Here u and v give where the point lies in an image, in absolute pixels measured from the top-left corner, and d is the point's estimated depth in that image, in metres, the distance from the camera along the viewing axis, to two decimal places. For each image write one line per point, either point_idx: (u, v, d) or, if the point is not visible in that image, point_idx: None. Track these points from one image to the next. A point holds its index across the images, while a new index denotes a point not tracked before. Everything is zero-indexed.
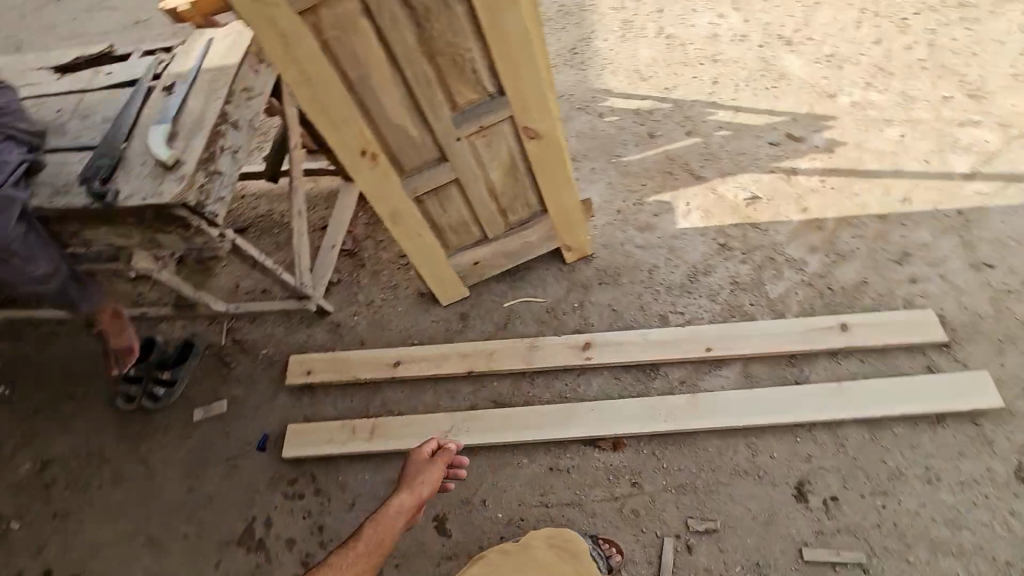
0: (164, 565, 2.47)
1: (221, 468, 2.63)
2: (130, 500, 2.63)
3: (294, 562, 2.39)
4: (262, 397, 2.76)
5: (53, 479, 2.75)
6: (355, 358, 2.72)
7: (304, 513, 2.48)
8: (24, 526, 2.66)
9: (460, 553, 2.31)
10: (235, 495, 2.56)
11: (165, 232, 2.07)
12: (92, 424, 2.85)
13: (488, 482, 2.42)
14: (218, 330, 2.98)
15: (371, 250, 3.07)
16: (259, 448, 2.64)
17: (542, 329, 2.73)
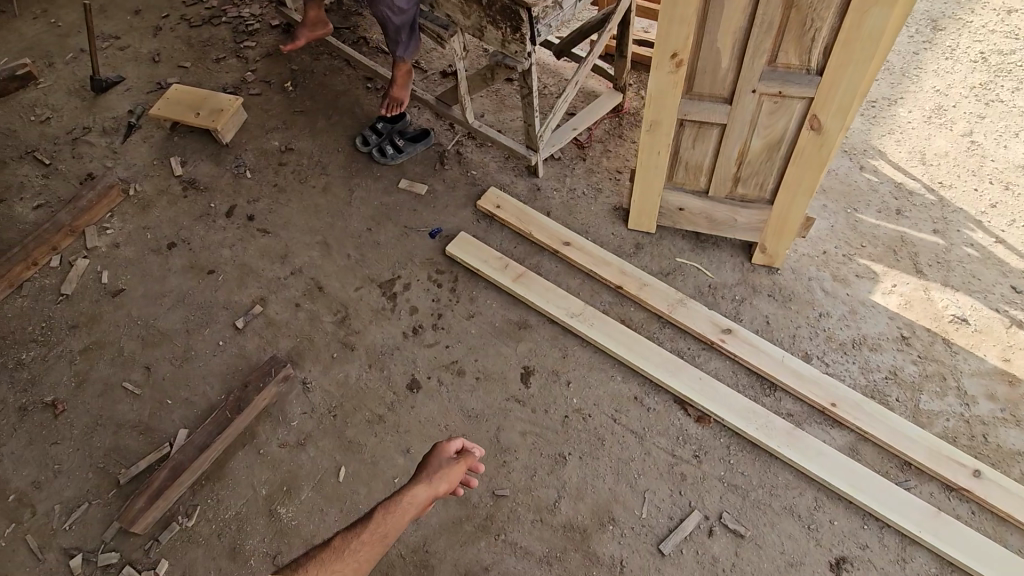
0: (323, 264, 3.02)
1: (396, 229, 3.12)
2: (325, 209, 3.22)
3: (406, 323, 2.82)
4: (453, 202, 3.19)
5: (287, 162, 3.42)
6: (538, 219, 3.04)
7: (433, 297, 2.88)
8: (253, 179, 3.36)
9: (526, 403, 2.59)
10: (394, 253, 3.04)
11: (495, 26, 2.46)
12: (330, 144, 3.47)
13: (580, 372, 2.65)
14: (450, 137, 3.45)
15: (597, 152, 3.35)
16: (430, 234, 3.08)
17: (692, 291, 2.86)
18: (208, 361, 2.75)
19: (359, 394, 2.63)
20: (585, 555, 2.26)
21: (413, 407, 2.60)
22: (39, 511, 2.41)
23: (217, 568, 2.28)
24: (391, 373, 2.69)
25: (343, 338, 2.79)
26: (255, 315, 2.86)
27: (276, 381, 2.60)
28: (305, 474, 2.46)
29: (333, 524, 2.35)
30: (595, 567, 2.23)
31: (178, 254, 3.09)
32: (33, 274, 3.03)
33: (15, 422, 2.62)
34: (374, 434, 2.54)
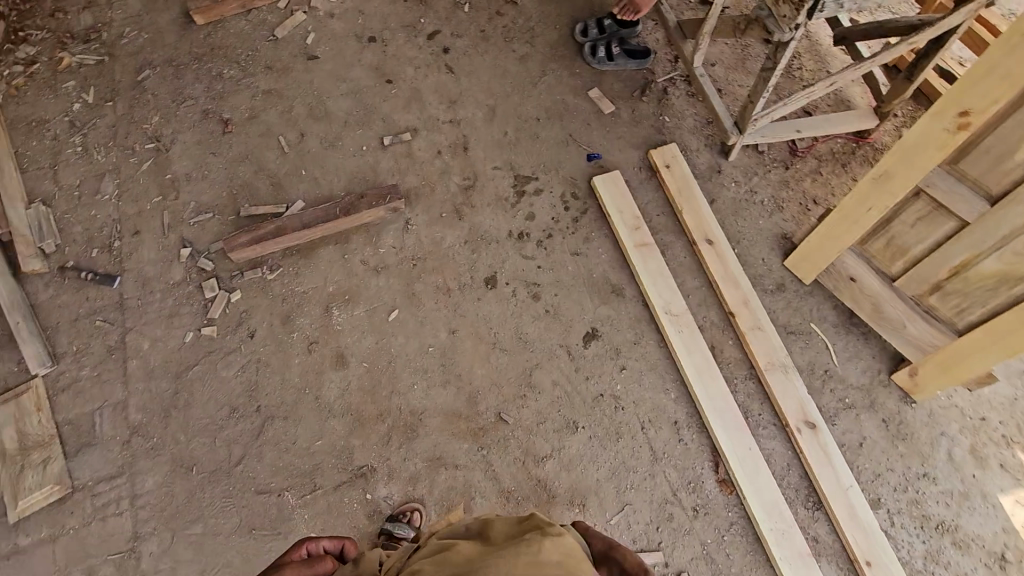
0: (480, 129, 2.99)
1: (561, 133, 2.97)
2: (511, 78, 3.11)
3: (517, 224, 2.78)
4: (628, 137, 2.95)
5: (505, 13, 3.28)
6: (695, 203, 2.74)
7: (553, 216, 2.79)
8: (467, 15, 3.28)
9: (574, 359, 2.54)
10: (546, 154, 2.92)
11: None
12: (553, 16, 3.26)
13: (639, 366, 2.52)
14: (667, 70, 3.10)
15: (806, 169, 2.86)
16: (587, 156, 2.90)
17: (804, 364, 2.51)
18: (347, 158, 2.94)
19: (443, 260, 2.72)
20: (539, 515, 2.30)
21: (478, 299, 2.65)
22: (180, 197, 2.87)
23: (270, 324, 2.62)
24: (479, 259, 2.72)
25: (459, 205, 2.83)
26: (402, 141, 2.96)
27: (385, 208, 2.75)
28: (366, 296, 2.67)
29: (366, 349, 2.58)
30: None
31: (372, 50, 3.20)
32: (262, 5, 3.31)
33: (196, 119, 3.04)
34: (436, 300, 2.65)
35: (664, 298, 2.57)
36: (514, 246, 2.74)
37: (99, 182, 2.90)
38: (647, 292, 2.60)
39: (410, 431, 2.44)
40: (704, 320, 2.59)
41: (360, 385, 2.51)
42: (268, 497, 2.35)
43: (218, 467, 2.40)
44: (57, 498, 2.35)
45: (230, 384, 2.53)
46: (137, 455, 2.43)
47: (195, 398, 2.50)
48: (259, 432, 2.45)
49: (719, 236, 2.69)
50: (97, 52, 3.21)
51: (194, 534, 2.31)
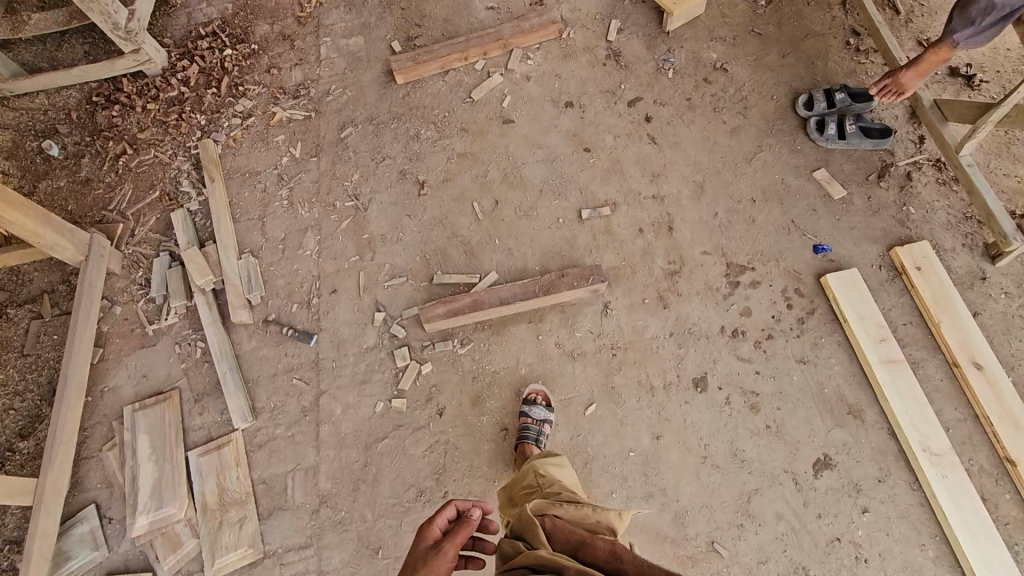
0: (686, 207, 2.75)
1: (781, 217, 2.66)
2: (721, 153, 2.85)
3: (730, 320, 2.49)
4: (863, 228, 2.58)
5: (713, 81, 3.04)
6: (959, 320, 2.32)
7: (773, 314, 2.48)
8: (671, 82, 3.07)
9: (803, 490, 2.19)
10: (764, 242, 2.62)
11: None
12: (768, 86, 2.98)
13: (887, 511, 2.13)
14: (909, 152, 2.70)
15: None
16: (814, 248, 2.57)
17: None
18: (542, 229, 2.82)
19: (645, 352, 2.49)
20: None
21: (685, 402, 2.38)
22: (375, 258, 2.87)
23: (460, 403, 2.52)
24: (686, 356, 2.45)
25: (663, 291, 2.59)
26: (600, 215, 2.79)
27: (587, 289, 2.57)
28: (561, 384, 2.48)
29: (559, 444, 2.38)
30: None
31: (569, 116, 3.08)
32: (459, 66, 3.31)
33: (393, 179, 3.06)
34: (637, 398, 2.41)
35: (922, 432, 2.18)
36: (727, 345, 2.45)
37: (302, 236, 2.97)
38: (900, 421, 2.21)
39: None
40: (971, 463, 2.16)
41: None
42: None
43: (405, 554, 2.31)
44: (250, 561, 2.35)
45: (417, 462, 2.44)
46: (325, 525, 2.39)
47: (384, 475, 2.44)
48: None
49: (991, 359, 2.25)
50: (304, 108, 3.33)
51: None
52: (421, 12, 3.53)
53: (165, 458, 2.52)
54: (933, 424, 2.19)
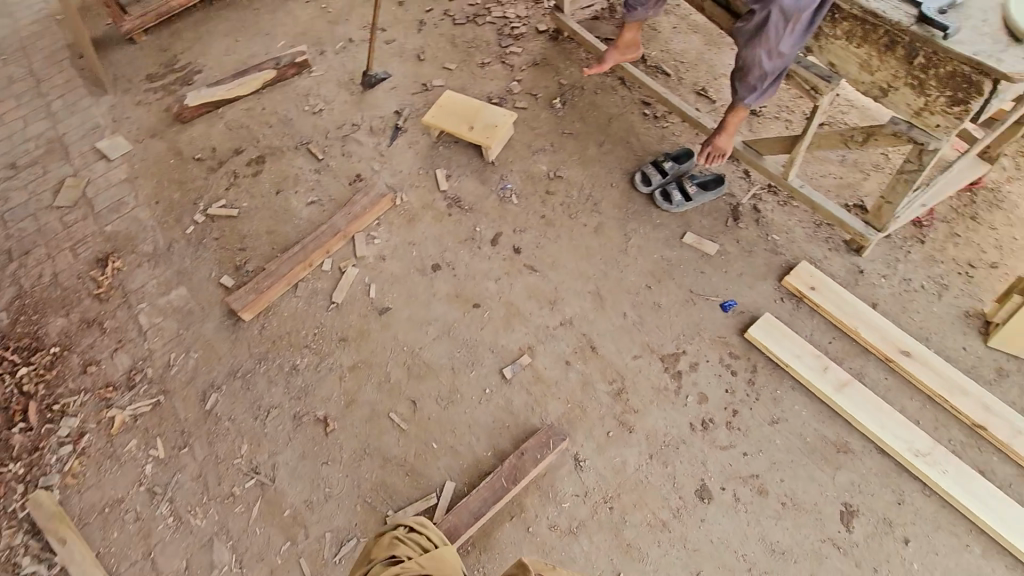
0: (596, 321, 2.71)
1: (680, 292, 2.72)
2: (598, 254, 2.88)
3: (694, 414, 2.44)
4: (749, 271, 2.73)
5: (556, 191, 3.11)
6: (868, 318, 2.50)
7: (726, 387, 2.48)
8: (519, 206, 3.09)
9: (849, 551, 2.14)
10: (679, 322, 2.65)
11: (923, 88, 1.94)
12: (604, 177, 3.11)
13: (922, 529, 2.15)
14: (745, 188, 2.95)
15: (941, 235, 2.68)
16: (722, 307, 2.65)
17: None
18: (474, 408, 2.59)
19: (638, 489, 2.32)
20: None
21: (702, 521, 2.25)
22: (310, 534, 2.40)
23: None
24: (677, 472, 2.34)
25: (620, 415, 2.48)
26: (523, 367, 2.64)
27: (553, 454, 2.38)
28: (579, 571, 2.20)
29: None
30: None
31: (443, 279, 2.93)
32: (307, 275, 3.03)
33: (290, 429, 2.64)
34: (657, 542, 2.22)
35: (904, 438, 2.26)
36: (705, 440, 2.38)
37: (210, 553, 2.40)
38: (882, 438, 2.28)
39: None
40: (953, 443, 2.27)
41: None
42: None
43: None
44: None
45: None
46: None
47: None
48: None
49: (911, 341, 2.43)
50: (148, 395, 2.78)
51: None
52: (238, 235, 3.21)
53: None
54: (906, 426, 2.29)
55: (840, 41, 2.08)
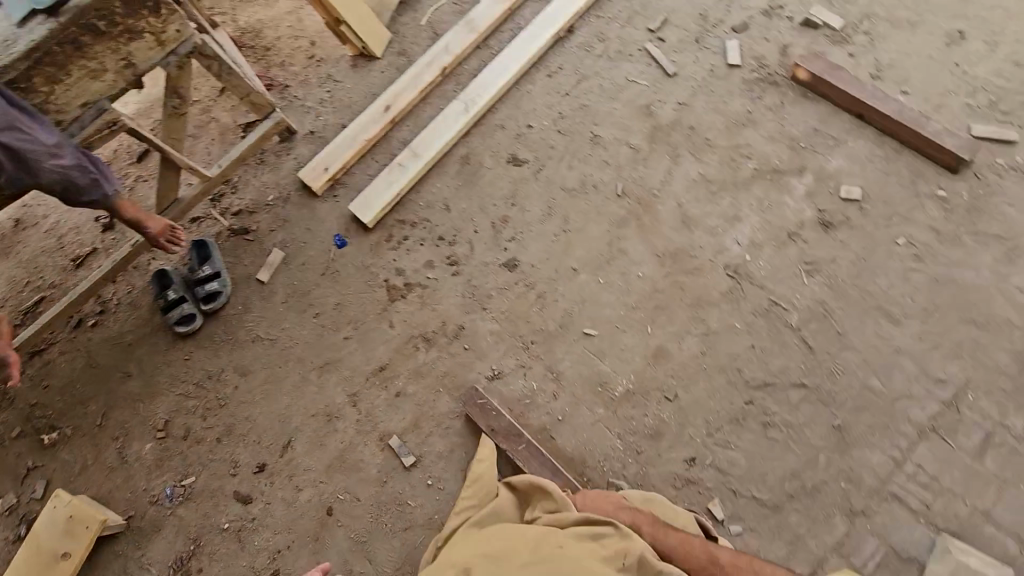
0: (354, 362, 2.48)
1: (323, 281, 2.63)
2: (276, 365, 2.53)
3: (444, 270, 2.56)
4: (304, 219, 2.74)
5: (184, 425, 2.49)
6: (355, 131, 2.81)
7: (420, 243, 2.62)
8: (198, 471, 2.42)
9: (545, 160, 2.68)
10: (354, 282, 2.60)
11: (138, 36, 2.13)
12: (174, 366, 2.59)
13: (520, 113, 2.78)
14: (212, 221, 2.80)
15: (283, 72, 3.06)
16: (340, 246, 2.66)
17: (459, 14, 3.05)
18: (449, 498, 2.25)
19: (515, 317, 2.45)
20: (688, 118, 2.66)
21: (534, 266, 2.51)
22: None
23: (680, 448, 2.21)
24: (496, 284, 2.51)
25: (448, 337, 2.46)
26: (404, 442, 2.34)
27: (493, 397, 2.32)
28: (600, 366, 2.34)
29: (647, 331, 2.36)
30: (695, 111, 2.67)
31: (289, 566, 2.24)
32: None
33: None
34: (557, 300, 2.45)
35: (456, 117, 2.76)
36: (466, 262, 2.56)
37: None
38: (455, 132, 2.74)
39: (689, 248, 2.46)
40: (456, 86, 2.88)
41: (677, 320, 2.36)
42: (835, 325, 2.27)
43: (851, 395, 2.18)
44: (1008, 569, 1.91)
45: (772, 443, 2.17)
46: (907, 489, 2.05)
47: (805, 475, 2.11)
48: (782, 387, 2.22)
49: (379, 105, 2.83)
50: None
51: (918, 374, 2.17)
52: None
53: None
54: (444, 115, 2.77)
55: (59, 87, 2.03)
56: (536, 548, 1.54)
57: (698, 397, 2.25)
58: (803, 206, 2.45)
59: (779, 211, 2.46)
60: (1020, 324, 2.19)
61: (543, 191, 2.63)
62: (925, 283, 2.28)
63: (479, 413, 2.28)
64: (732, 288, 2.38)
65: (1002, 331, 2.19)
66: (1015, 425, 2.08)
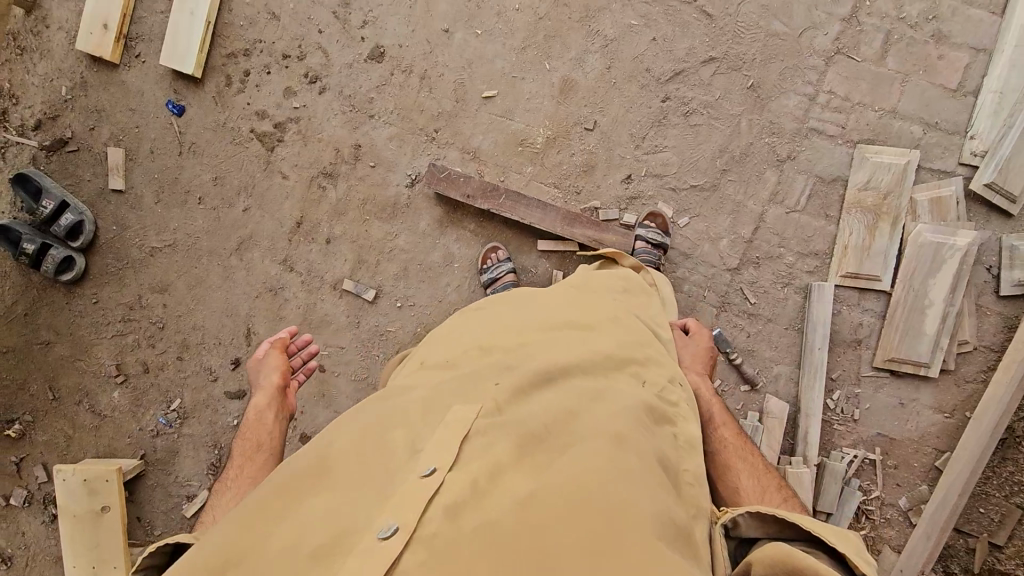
0: (268, 229, 2.25)
1: (184, 160, 2.21)
2: (191, 267, 2.28)
3: (308, 93, 2.18)
4: (117, 98, 2.19)
5: (137, 360, 2.35)
6: None
7: (266, 72, 2.17)
8: (179, 392, 2.36)
9: None
10: (218, 147, 2.21)
11: None
12: (86, 315, 2.33)
13: None
14: (12, 148, 2.21)
15: None
16: (179, 112, 2.18)
17: None
18: (426, 307, 2.25)
19: (407, 111, 2.18)
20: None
21: (402, 46, 2.16)
22: None
23: (616, 171, 2.19)
24: (371, 84, 2.17)
25: (348, 161, 2.21)
26: (358, 279, 2.26)
27: (451, 164, 2.18)
28: (513, 125, 2.18)
29: (546, 69, 2.16)
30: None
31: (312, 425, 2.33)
32: None
33: None
34: (444, 74, 2.16)
35: None
36: (327, 72, 2.17)
37: None
38: None
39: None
40: None
41: (572, 43, 2.15)
42: None
43: (758, 49, 2.13)
44: (909, 153, 2.13)
45: (697, 129, 2.17)
46: (825, 119, 2.15)
47: (734, 147, 2.17)
48: (694, 70, 2.15)
49: None
50: None
51: (815, 2, 2.11)
52: None
53: (937, 299, 2.17)
54: None
55: None
56: (513, 348, 1.28)
57: (618, 115, 2.17)
58: None
59: None
60: None
61: None
62: None
63: (444, 182, 2.16)
64: None
65: None
66: (908, 16, 2.11)
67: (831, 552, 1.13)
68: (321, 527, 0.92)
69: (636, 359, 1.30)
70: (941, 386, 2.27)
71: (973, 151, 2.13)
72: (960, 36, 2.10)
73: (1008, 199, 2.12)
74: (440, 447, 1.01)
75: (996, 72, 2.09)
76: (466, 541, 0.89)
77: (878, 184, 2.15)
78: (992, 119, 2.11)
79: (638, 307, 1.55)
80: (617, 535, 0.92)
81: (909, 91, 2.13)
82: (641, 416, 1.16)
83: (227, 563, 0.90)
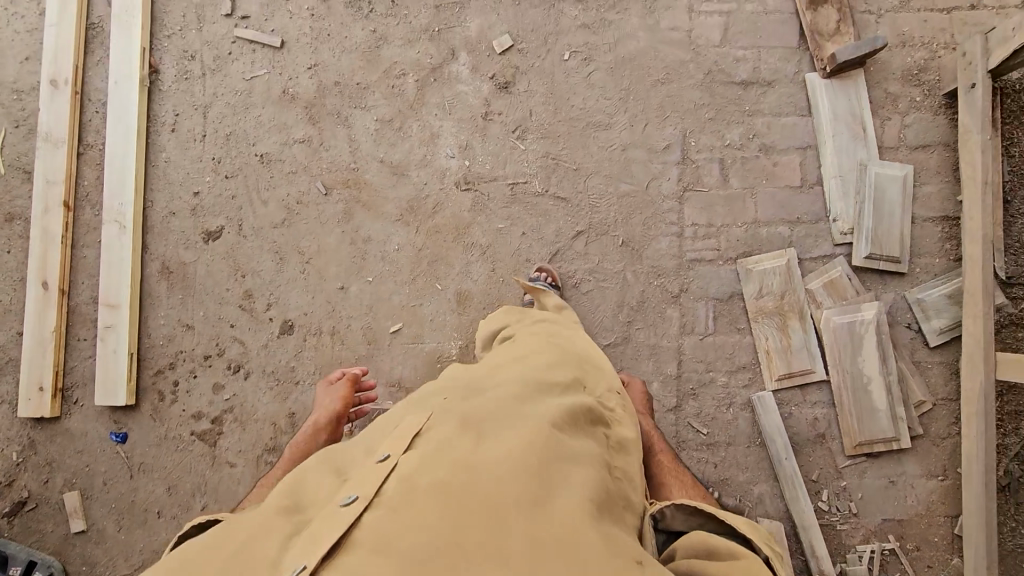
0: None
1: (136, 482, 2.29)
2: None
3: (235, 382, 2.31)
4: (63, 446, 2.30)
5: None
6: (34, 331, 2.29)
7: (193, 376, 2.31)
8: None
9: (237, 215, 2.36)
10: (165, 458, 2.29)
11: None
12: None
13: (176, 187, 2.38)
14: None
15: None
16: (122, 439, 2.30)
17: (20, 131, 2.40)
18: None
19: (327, 367, 2.31)
20: (328, 76, 2.39)
21: (306, 313, 2.33)
22: None
23: None
24: (288, 355, 2.31)
25: (286, 430, 2.29)
26: None
27: (380, 402, 2.27)
28: (425, 346, 2.31)
29: (439, 289, 2.33)
30: (329, 65, 2.39)
31: None
32: None
33: None
34: (350, 324, 2.32)
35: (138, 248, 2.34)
36: (246, 358, 2.31)
37: None
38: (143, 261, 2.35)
39: (418, 192, 2.36)
40: (91, 211, 2.38)
41: (454, 260, 2.33)
42: (569, 166, 2.35)
43: (616, 210, 2.33)
44: (785, 253, 2.26)
45: (591, 295, 2.31)
46: (700, 248, 2.31)
47: (629, 299, 2.30)
48: (568, 247, 2.32)
49: (36, 291, 2.30)
50: None
51: (648, 158, 2.34)
52: None
53: (873, 374, 2.19)
54: (111, 254, 2.32)
55: None
56: (469, 374, 1.50)
57: (515, 306, 2.32)
58: (477, 85, 2.38)
59: (463, 102, 2.38)
60: (689, 58, 2.35)
61: (262, 246, 2.35)
62: (608, 78, 2.36)
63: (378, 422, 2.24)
64: (476, 198, 2.35)
65: (681, 74, 2.35)
66: (733, 142, 2.33)
67: (741, 538, 1.22)
68: (295, 508, 1.12)
69: (575, 368, 1.49)
70: (922, 450, 2.22)
71: (839, 233, 2.27)
72: (784, 144, 2.32)
73: (890, 263, 2.23)
74: (396, 444, 1.21)
75: (827, 164, 2.29)
76: (411, 493, 1.05)
77: (771, 289, 2.25)
78: (842, 202, 2.27)
79: (574, 333, 1.76)
80: (540, 480, 1.07)
81: (762, 202, 2.31)
82: (579, 402, 1.33)
83: (216, 535, 1.07)
